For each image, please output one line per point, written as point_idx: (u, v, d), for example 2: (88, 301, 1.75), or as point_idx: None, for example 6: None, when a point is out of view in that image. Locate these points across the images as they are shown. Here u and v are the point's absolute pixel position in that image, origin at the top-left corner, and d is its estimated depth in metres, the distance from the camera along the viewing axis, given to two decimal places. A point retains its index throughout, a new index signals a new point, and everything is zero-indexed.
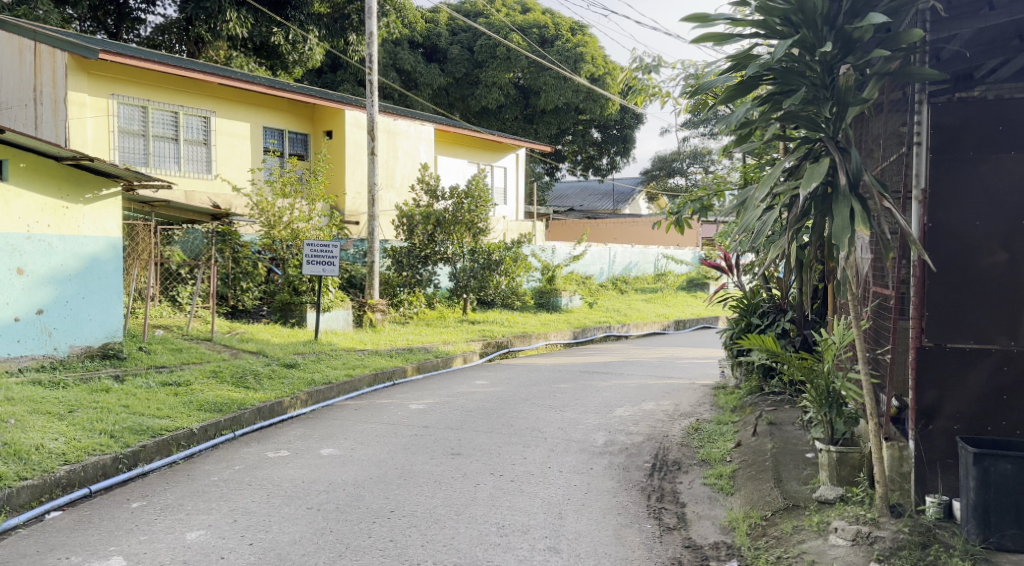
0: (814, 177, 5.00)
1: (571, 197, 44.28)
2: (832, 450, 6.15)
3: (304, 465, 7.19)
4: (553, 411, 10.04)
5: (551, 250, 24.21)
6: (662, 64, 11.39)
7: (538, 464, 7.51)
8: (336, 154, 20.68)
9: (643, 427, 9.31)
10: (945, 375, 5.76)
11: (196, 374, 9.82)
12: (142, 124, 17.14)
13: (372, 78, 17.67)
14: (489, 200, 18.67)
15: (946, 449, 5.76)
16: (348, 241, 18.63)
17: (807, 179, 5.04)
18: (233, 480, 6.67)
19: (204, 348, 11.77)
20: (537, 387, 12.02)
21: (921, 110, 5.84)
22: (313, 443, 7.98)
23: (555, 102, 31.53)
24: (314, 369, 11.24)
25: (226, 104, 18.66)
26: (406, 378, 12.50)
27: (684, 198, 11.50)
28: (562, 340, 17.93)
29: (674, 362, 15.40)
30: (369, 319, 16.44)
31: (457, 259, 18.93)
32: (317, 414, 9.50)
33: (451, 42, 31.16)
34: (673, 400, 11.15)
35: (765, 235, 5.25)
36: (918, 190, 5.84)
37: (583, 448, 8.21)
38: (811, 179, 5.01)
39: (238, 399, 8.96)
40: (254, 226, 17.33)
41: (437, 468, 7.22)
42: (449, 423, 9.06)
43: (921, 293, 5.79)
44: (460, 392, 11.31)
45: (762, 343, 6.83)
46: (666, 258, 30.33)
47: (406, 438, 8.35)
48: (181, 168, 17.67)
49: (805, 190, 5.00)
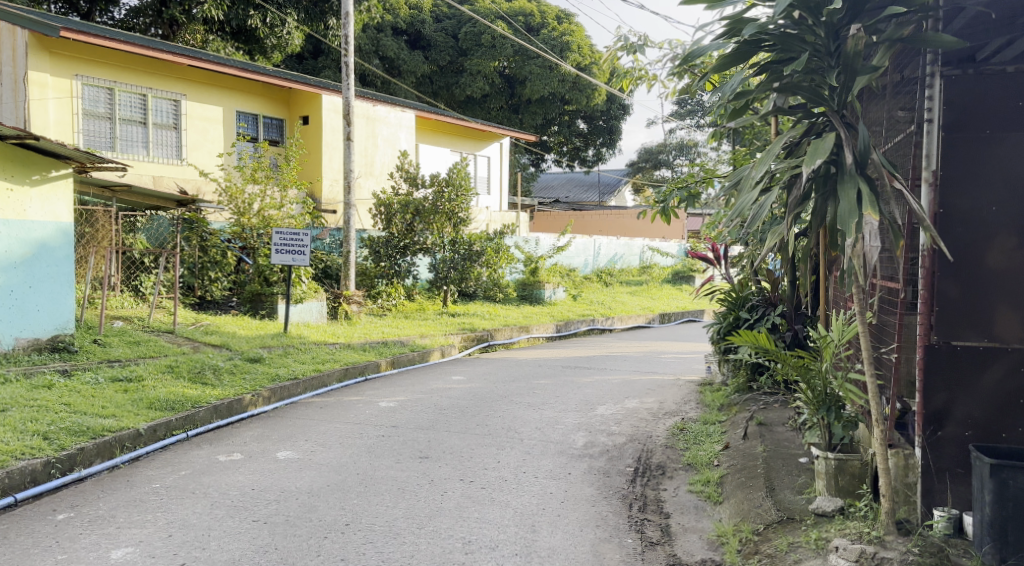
0: (819, 153, 4.47)
1: (556, 188, 43.78)
2: (830, 457, 5.61)
3: (256, 472, 6.63)
4: (532, 409, 9.50)
5: (534, 241, 23.65)
6: (649, 44, 10.83)
7: (512, 469, 6.97)
8: (312, 141, 20.11)
9: (625, 427, 8.77)
10: (956, 377, 5.25)
11: (150, 368, 9.25)
12: (109, 106, 16.56)
13: (348, 61, 17.04)
14: (470, 189, 18.03)
15: (956, 457, 5.25)
16: (324, 229, 18.00)
17: (810, 156, 4.51)
18: (176, 488, 6.11)
19: (163, 341, 11.21)
20: (516, 383, 11.47)
21: (933, 84, 5.31)
22: (269, 446, 7.42)
23: (540, 92, 30.94)
24: (279, 363, 10.69)
25: (199, 88, 18.16)
26: (379, 373, 11.95)
27: (670, 186, 10.94)
28: (545, 333, 17.38)
29: (659, 356, 14.89)
30: (344, 311, 15.90)
31: (437, 249, 18.32)
32: (279, 412, 8.93)
33: (435, 29, 30.50)
34: (657, 398, 10.62)
35: (762, 220, 4.70)
36: (928, 172, 5.32)
37: (561, 450, 7.67)
38: (815, 156, 4.49)
39: (192, 396, 8.41)
40: (223, 214, 16.71)
41: (402, 474, 6.66)
42: (420, 423, 8.51)
43: (930, 287, 5.29)
44: (435, 388, 10.75)
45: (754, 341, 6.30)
46: (651, 250, 29.81)
47: (371, 440, 7.79)
48: (150, 152, 17.08)
49: (810, 167, 4.47)
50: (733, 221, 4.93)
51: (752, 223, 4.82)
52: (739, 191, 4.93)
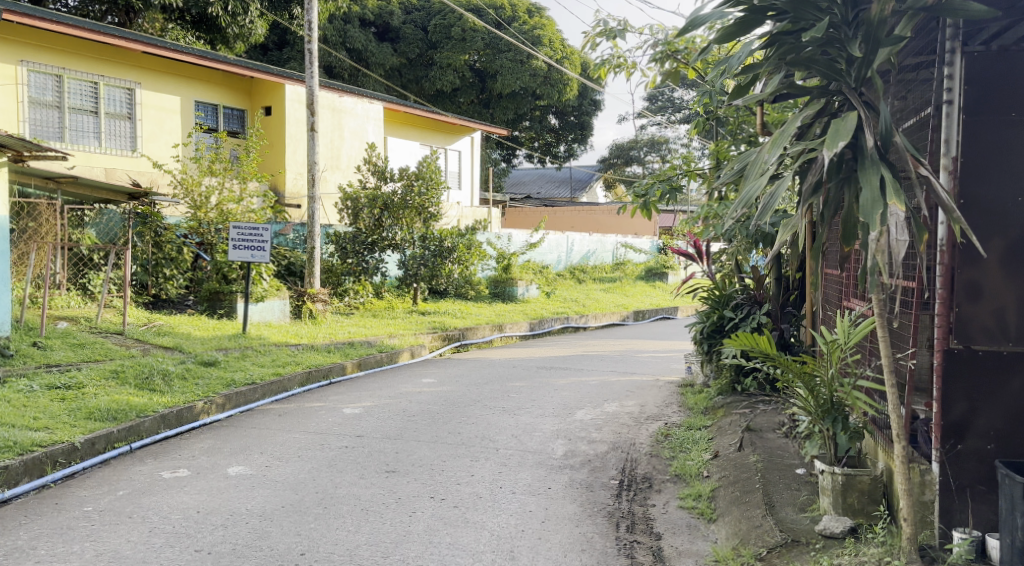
0: (841, 134, 3.92)
1: (528, 184, 43.34)
2: (838, 473, 5.05)
3: (202, 492, 6.02)
4: (507, 415, 8.92)
5: (506, 237, 23.05)
6: (629, 28, 10.27)
7: (487, 484, 6.37)
8: (275, 133, 19.55)
9: (606, 434, 8.21)
10: (978, 385, 4.72)
11: (93, 374, 8.77)
12: (57, 94, 16.33)
13: (312, 48, 16.39)
14: (440, 183, 17.44)
15: (978, 473, 4.73)
16: (287, 224, 17.31)
17: (831, 140, 3.96)
18: (110, 512, 5.50)
19: (112, 344, 10.76)
20: (489, 385, 10.90)
21: (952, 62, 4.74)
22: (219, 461, 6.82)
23: (512, 86, 30.36)
24: (235, 368, 10.19)
25: (152, 75, 17.86)
26: (344, 377, 11.35)
27: (650, 178, 10.29)
28: (519, 332, 16.83)
29: (636, 355, 14.39)
30: (309, 309, 15.27)
31: (407, 245, 17.60)
32: (232, 421, 8.42)
33: (404, 21, 29.82)
34: (638, 400, 10.08)
35: (774, 212, 4.17)
36: (947, 158, 4.77)
37: (539, 461, 7.09)
38: (837, 138, 3.94)
39: (136, 405, 7.91)
40: (179, 208, 16.09)
41: (366, 492, 6.05)
42: (386, 432, 7.91)
43: (950, 284, 4.74)
44: (403, 392, 10.14)
45: (754, 345, 5.69)
46: (625, 246, 29.30)
47: (333, 452, 7.17)
48: (102, 143, 16.86)
49: (830, 152, 3.92)
50: (739, 211, 4.38)
51: (762, 215, 4.29)
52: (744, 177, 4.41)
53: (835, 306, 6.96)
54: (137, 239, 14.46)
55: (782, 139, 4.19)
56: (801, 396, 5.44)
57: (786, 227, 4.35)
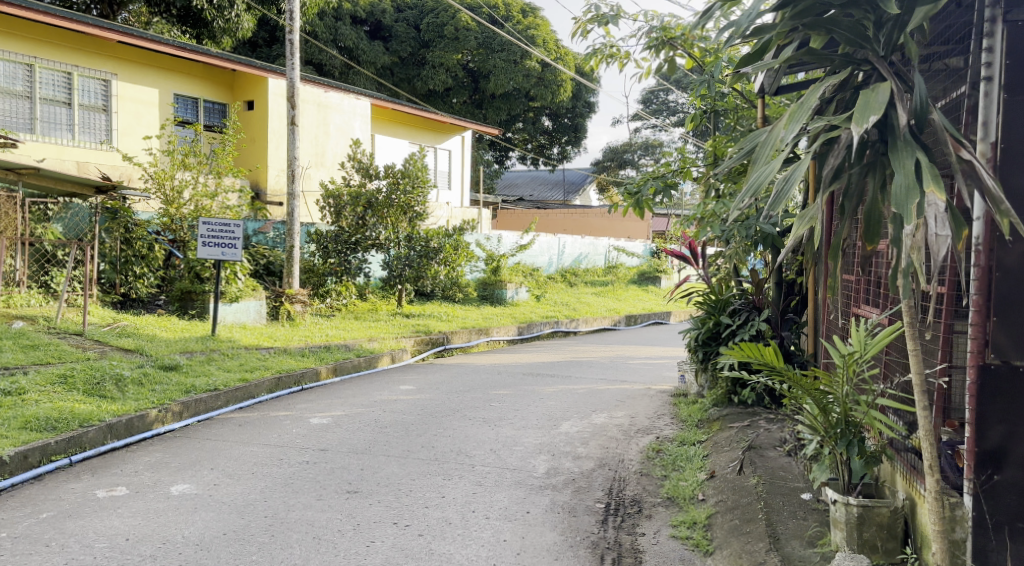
0: (872, 109, 3.34)
1: (521, 186, 42.75)
2: (852, 504, 4.39)
3: (136, 515, 5.39)
4: (487, 426, 8.26)
5: (496, 239, 22.41)
6: (622, 15, 9.64)
7: (457, 507, 5.72)
8: (257, 128, 18.90)
9: (593, 449, 7.56)
10: (1019, 407, 4.08)
11: (39, 380, 8.18)
12: (28, 84, 15.60)
13: (293, 38, 15.70)
14: (427, 181, 16.76)
15: (1017, 508, 4.10)
16: (266, 222, 16.63)
17: (860, 114, 3.39)
18: (25, 540, 4.90)
19: (67, 345, 10.17)
20: (471, 393, 10.24)
21: (992, 34, 4.12)
22: (163, 478, 6.19)
23: (504, 86, 29.78)
24: (198, 373, 9.59)
25: (129, 66, 17.24)
26: (318, 382, 10.70)
27: (645, 175, 9.63)
28: (507, 336, 16.16)
29: (627, 362, 13.75)
30: (286, 311, 14.64)
31: (391, 245, 16.90)
32: (187, 433, 7.81)
33: (396, 19, 29.18)
34: (628, 411, 9.42)
35: (789, 200, 3.59)
36: (985, 145, 4.15)
37: (518, 480, 6.44)
38: (867, 112, 3.37)
39: (81, 414, 7.32)
40: (151, 203, 15.43)
41: (321, 516, 5.41)
42: (353, 446, 7.26)
43: (987, 289, 4.12)
44: (378, 400, 9.48)
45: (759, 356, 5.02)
46: (617, 250, 28.66)
47: (291, 468, 6.53)
48: (75, 136, 16.20)
49: (859, 129, 3.35)
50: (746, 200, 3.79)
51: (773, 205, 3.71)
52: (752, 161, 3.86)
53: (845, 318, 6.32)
54: (104, 235, 13.84)
55: (800, 113, 3.64)
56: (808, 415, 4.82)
57: (803, 221, 3.78)
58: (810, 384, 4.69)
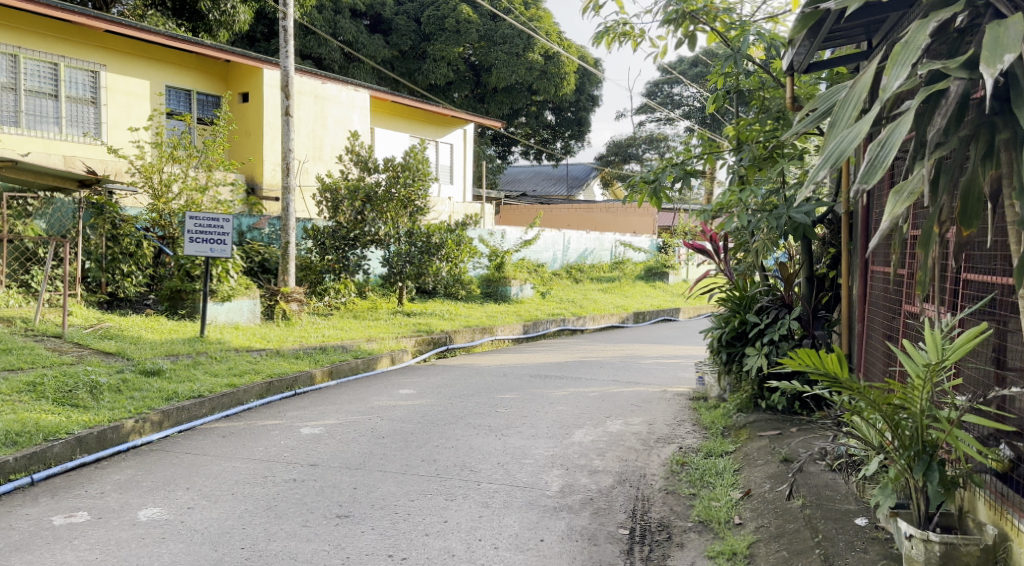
0: (1005, 50, 3.32)
1: (524, 181, 42.12)
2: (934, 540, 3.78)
3: (95, 547, 4.76)
4: (493, 436, 7.58)
5: (499, 234, 21.73)
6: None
7: (461, 534, 5.06)
8: (251, 121, 18.21)
9: (610, 462, 6.87)
10: None
11: (6, 388, 7.55)
12: (12, 76, 14.95)
13: (287, 24, 14.98)
14: (428, 174, 16.05)
15: None
16: (261, 218, 15.92)
17: (992, 54, 3.35)
18: None
19: (44, 349, 9.51)
20: (476, 397, 9.57)
21: None
22: (130, 500, 5.54)
23: (507, 80, 29.07)
24: (182, 378, 8.92)
25: (120, 58, 16.57)
26: (312, 387, 10.03)
27: (663, 161, 8.91)
28: (512, 335, 15.48)
29: (638, 362, 13.04)
30: (282, 310, 13.98)
31: (391, 241, 16.18)
32: (167, 445, 7.17)
33: (396, 12, 28.48)
34: (645, 418, 8.73)
35: (886, 166, 3.57)
36: None
37: (529, 500, 5.77)
38: (999, 52, 3.33)
39: (49, 426, 6.68)
40: (139, 198, 14.71)
41: (306, 549, 4.76)
42: (347, 459, 6.60)
43: None
44: (376, 406, 8.80)
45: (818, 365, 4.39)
46: (623, 245, 27.92)
47: (276, 488, 5.88)
48: (62, 130, 15.53)
49: (994, 68, 3.30)
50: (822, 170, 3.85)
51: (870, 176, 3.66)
52: (834, 128, 3.87)
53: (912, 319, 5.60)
54: (90, 231, 13.11)
55: (906, 58, 3.60)
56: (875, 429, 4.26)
57: (901, 195, 3.77)
58: (880, 398, 4.05)
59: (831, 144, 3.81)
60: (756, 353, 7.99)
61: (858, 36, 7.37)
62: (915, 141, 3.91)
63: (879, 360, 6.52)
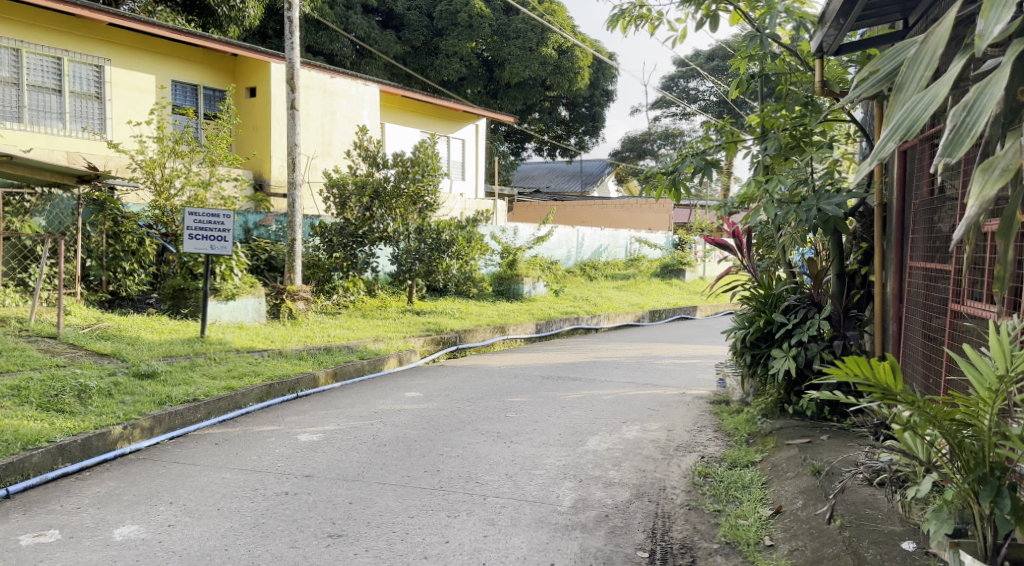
0: None
1: (538, 178, 41.64)
2: None
3: None
4: (502, 443, 7.14)
5: (512, 231, 21.26)
6: None
7: (463, 559, 4.69)
8: (259, 116, 17.80)
9: (627, 473, 6.42)
10: None
11: None
12: (14, 70, 14.60)
13: (293, 15, 14.53)
14: (439, 169, 15.60)
15: None
16: (268, 214, 15.50)
17: None
18: None
19: (36, 349, 9.11)
20: (485, 401, 9.12)
21: None
22: (107, 516, 5.15)
23: (520, 74, 28.57)
24: (179, 380, 8.51)
25: (125, 52, 16.19)
26: (315, 389, 9.61)
27: (683, 151, 8.42)
28: (524, 334, 15.04)
29: (655, 362, 12.55)
30: (288, 308, 13.60)
31: (400, 238, 15.69)
32: (156, 453, 6.76)
33: (408, 7, 28.08)
34: (664, 424, 8.26)
35: (973, 132, 3.49)
36: None
37: (539, 517, 5.34)
38: None
39: (30, 432, 6.29)
40: (141, 194, 14.30)
41: None
42: (344, 469, 6.18)
43: None
44: (380, 411, 8.36)
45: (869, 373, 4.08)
46: (638, 242, 27.40)
47: (266, 503, 5.47)
48: (66, 125, 15.15)
49: None
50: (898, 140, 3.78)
51: (952, 143, 3.56)
52: (902, 92, 3.93)
53: (978, 322, 5.17)
54: (90, 228, 12.66)
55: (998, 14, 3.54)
56: (925, 446, 4.14)
57: (993, 173, 3.56)
58: (942, 413, 3.89)
59: (901, 111, 3.85)
60: (784, 355, 7.60)
61: (893, 14, 7.14)
62: (1005, 117, 3.72)
63: (918, 376, 6.35)
